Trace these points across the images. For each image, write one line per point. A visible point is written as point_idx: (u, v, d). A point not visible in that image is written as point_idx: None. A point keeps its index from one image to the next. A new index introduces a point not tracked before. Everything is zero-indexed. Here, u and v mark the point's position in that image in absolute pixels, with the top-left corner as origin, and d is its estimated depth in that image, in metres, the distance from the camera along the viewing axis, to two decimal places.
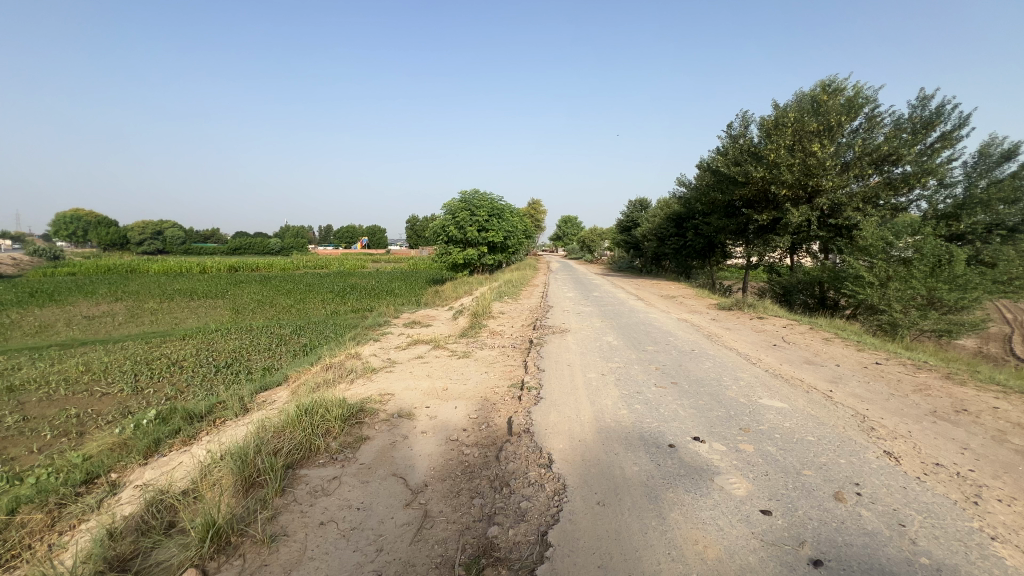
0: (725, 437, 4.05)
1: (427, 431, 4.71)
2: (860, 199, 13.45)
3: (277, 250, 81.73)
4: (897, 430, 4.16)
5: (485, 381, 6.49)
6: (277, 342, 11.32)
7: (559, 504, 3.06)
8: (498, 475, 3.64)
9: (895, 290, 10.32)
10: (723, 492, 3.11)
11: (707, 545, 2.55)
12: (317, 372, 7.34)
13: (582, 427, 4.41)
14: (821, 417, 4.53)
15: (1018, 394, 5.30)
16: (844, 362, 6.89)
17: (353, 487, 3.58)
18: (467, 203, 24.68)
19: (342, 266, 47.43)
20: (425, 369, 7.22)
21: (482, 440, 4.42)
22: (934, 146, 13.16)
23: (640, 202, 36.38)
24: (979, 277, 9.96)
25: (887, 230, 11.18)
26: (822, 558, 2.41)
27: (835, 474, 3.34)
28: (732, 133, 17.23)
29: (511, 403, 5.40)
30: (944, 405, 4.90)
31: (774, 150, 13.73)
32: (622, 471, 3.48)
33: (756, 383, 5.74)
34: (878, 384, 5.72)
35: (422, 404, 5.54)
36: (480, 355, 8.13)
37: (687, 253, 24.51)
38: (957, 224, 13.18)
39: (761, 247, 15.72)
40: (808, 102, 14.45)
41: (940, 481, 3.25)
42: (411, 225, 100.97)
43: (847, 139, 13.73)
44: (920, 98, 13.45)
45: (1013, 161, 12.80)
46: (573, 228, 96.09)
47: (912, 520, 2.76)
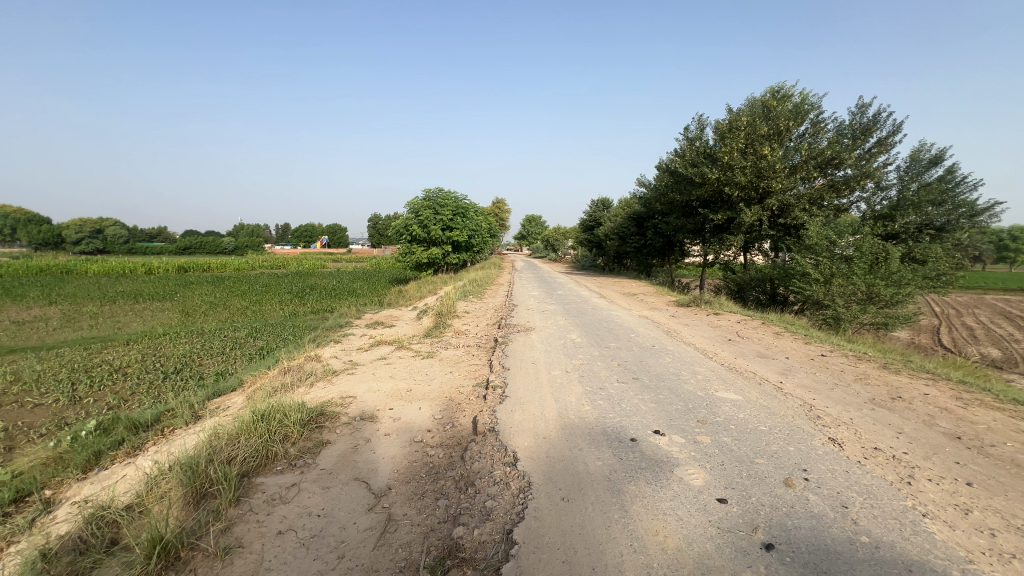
0: (684, 430, 4.19)
1: (390, 433, 4.64)
2: (807, 200, 14.19)
3: (231, 250, 78.12)
4: (840, 418, 4.43)
5: (450, 381, 6.45)
6: (232, 345, 10.82)
7: (523, 501, 3.08)
8: (463, 475, 3.63)
9: (838, 286, 10.95)
10: (682, 483, 3.22)
11: (668, 535, 2.63)
12: (275, 376, 7.08)
13: (546, 425, 4.45)
14: (773, 407, 4.76)
15: (946, 381, 5.76)
16: (793, 355, 7.27)
17: (313, 493, 3.47)
18: (431, 202, 24.35)
19: (300, 266, 45.84)
20: (388, 371, 7.09)
21: (447, 440, 4.38)
22: (872, 151, 14.08)
23: (602, 202, 37.23)
24: (911, 274, 10.74)
25: (830, 229, 11.85)
26: (774, 542, 2.53)
27: (785, 461, 3.51)
28: (689, 135, 17.79)
29: (476, 403, 5.39)
30: (881, 393, 5.26)
31: (728, 152, 14.30)
32: (586, 466, 3.53)
33: (713, 377, 5.97)
34: (823, 375, 6.08)
35: (385, 406, 5.44)
36: (445, 355, 8.07)
37: (648, 252, 25.17)
38: (892, 223, 14.11)
39: (716, 246, 16.32)
40: (759, 107, 15.13)
41: (879, 464, 3.47)
42: (373, 224, 98.93)
43: (794, 143, 14.47)
44: (859, 106, 14.36)
45: (940, 166, 13.85)
46: (537, 227, 96.79)
47: (853, 501, 2.95)
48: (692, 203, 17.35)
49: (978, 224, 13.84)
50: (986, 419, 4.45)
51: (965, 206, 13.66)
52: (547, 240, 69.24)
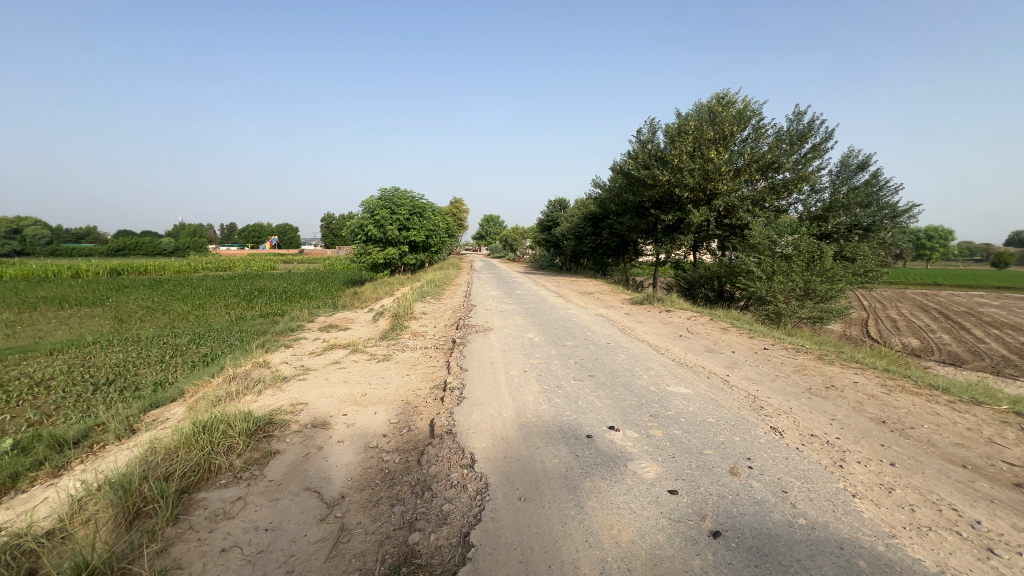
0: (637, 424, 4.31)
1: (344, 439, 4.49)
2: (750, 201, 14.95)
3: (170, 251, 73.18)
4: (781, 407, 4.70)
5: (406, 384, 6.33)
6: (172, 353, 10.14)
7: (481, 503, 3.06)
8: (420, 479, 3.56)
9: (779, 283, 11.61)
10: (635, 476, 3.31)
11: (622, 529, 2.68)
12: (219, 384, 6.70)
13: (504, 425, 4.45)
14: (720, 399, 4.98)
15: (872, 370, 6.23)
16: (738, 349, 7.65)
17: (260, 506, 3.31)
18: (387, 201, 23.81)
19: (246, 268, 43.67)
20: (342, 375, 6.87)
21: (404, 445, 4.30)
22: (807, 156, 15.03)
23: (559, 202, 37.74)
24: (842, 270, 11.55)
25: (772, 230, 12.53)
26: (720, 529, 2.64)
27: (731, 451, 3.68)
28: (641, 137, 18.33)
29: (434, 405, 5.33)
30: (817, 383, 5.62)
31: (677, 155, 14.85)
32: (543, 464, 3.56)
33: (664, 372, 6.18)
34: (765, 367, 6.42)
35: (338, 412, 5.27)
36: (401, 358, 7.91)
37: (604, 251, 25.78)
38: (826, 224, 15.11)
39: (668, 245, 16.91)
40: (705, 112, 15.80)
41: (815, 450, 3.70)
42: (326, 223, 95.67)
43: (738, 147, 15.19)
44: (796, 114, 15.29)
45: (866, 171, 14.98)
46: (495, 227, 96.82)
47: (792, 486, 3.13)
48: (645, 204, 17.88)
49: (899, 224, 15.07)
50: (906, 404, 4.85)
51: (888, 208, 14.84)
52: (506, 240, 69.38)
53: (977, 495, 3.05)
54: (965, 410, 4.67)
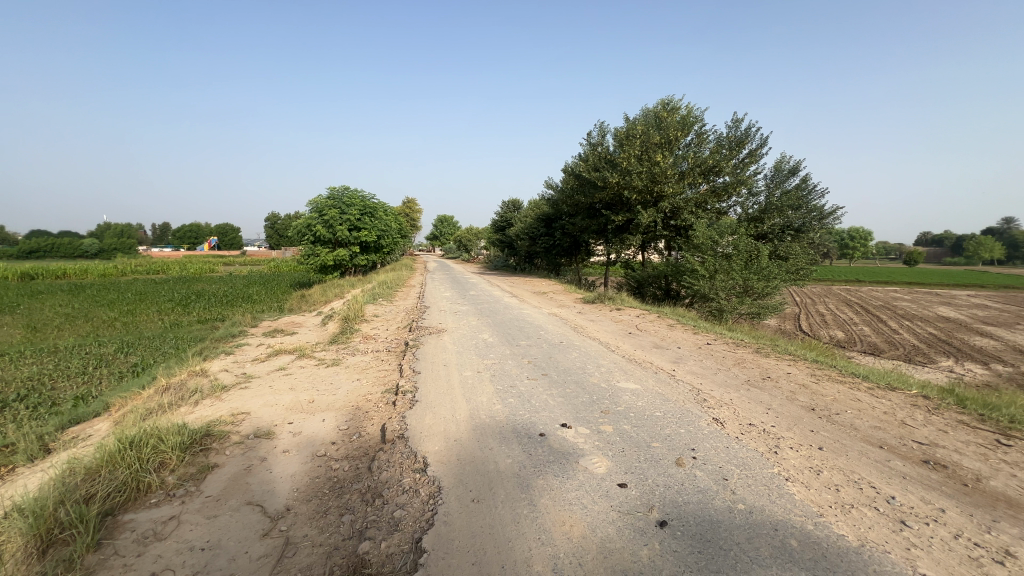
0: (589, 421, 4.40)
1: (289, 449, 4.29)
2: (694, 203, 15.65)
3: (94, 253, 67.30)
4: (722, 399, 4.95)
5: (356, 388, 6.14)
6: (96, 364, 9.31)
7: (433, 507, 3.02)
8: (370, 487, 3.47)
9: (721, 281, 12.24)
10: (587, 472, 3.37)
11: (574, 524, 2.73)
12: (150, 396, 6.23)
13: (457, 426, 4.42)
14: (666, 394, 5.18)
15: (803, 361, 6.70)
16: (683, 344, 8.00)
17: (196, 525, 3.10)
18: (336, 200, 23.00)
19: (182, 270, 40.86)
20: (288, 382, 6.57)
21: (353, 451, 4.17)
22: (745, 161, 15.92)
23: (513, 202, 37.97)
24: (777, 269, 12.34)
25: (713, 231, 13.09)
26: (667, 519, 2.75)
27: (677, 443, 3.83)
28: (591, 140, 18.74)
29: (385, 409, 5.21)
30: (755, 374, 5.98)
31: (626, 158, 15.32)
32: (496, 465, 3.56)
33: (615, 368, 6.35)
34: (708, 361, 6.75)
35: (283, 420, 5.04)
36: (351, 362, 7.67)
37: (557, 251, 26.22)
38: (762, 225, 16.06)
39: (618, 245, 17.41)
40: (652, 118, 16.39)
41: (752, 438, 3.92)
42: (271, 223, 91.26)
43: (683, 151, 15.85)
44: (734, 121, 16.15)
45: (797, 176, 16.05)
46: (450, 227, 96.15)
47: (732, 473, 3.30)
48: (596, 205, 18.31)
49: (826, 226, 16.29)
50: (832, 392, 5.24)
51: (816, 211, 16.01)
52: (460, 240, 69.04)
53: (892, 473, 3.35)
54: (882, 395, 5.11)
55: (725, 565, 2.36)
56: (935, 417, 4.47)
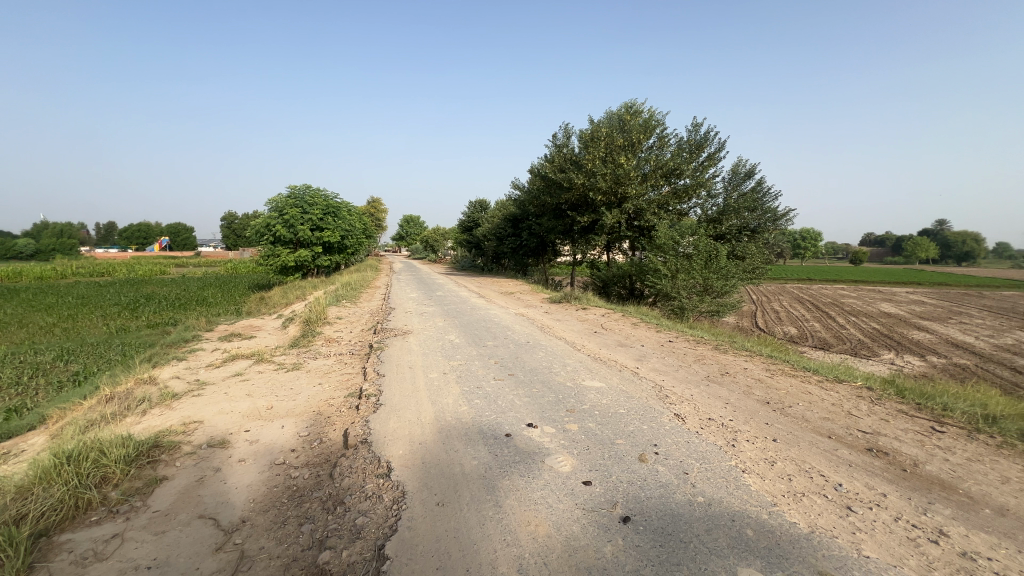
0: (555, 420, 4.42)
1: (246, 458, 4.12)
2: (657, 205, 16.05)
3: (30, 254, 62.51)
4: (683, 395, 5.09)
5: (318, 393, 5.96)
6: (31, 373, 8.63)
7: (397, 513, 2.95)
8: (332, 494, 3.36)
9: (682, 281, 12.61)
10: (552, 471, 3.40)
11: (539, 524, 2.73)
12: (92, 407, 5.83)
13: (422, 429, 4.35)
14: (630, 391, 5.27)
15: (759, 356, 6.97)
16: (647, 342, 8.18)
17: (142, 542, 2.92)
18: (297, 199, 22.29)
19: (129, 272, 38.56)
20: (245, 388, 6.29)
21: (314, 458, 4.04)
22: (704, 164, 16.45)
23: (480, 202, 37.88)
24: (734, 268, 12.84)
25: (674, 232, 13.41)
26: (630, 514, 2.80)
27: (640, 440, 3.91)
28: (557, 141, 18.90)
29: (348, 414, 5.08)
30: (714, 370, 6.18)
31: (590, 160, 15.56)
32: (462, 467, 3.52)
33: (580, 367, 6.42)
34: (670, 358, 6.93)
35: (239, 428, 4.83)
36: (313, 366, 7.44)
37: (524, 251, 26.34)
38: (720, 225, 16.64)
39: (584, 246, 17.68)
40: (616, 120, 16.70)
41: (712, 433, 4.04)
42: (226, 223, 87.38)
43: (646, 153, 16.23)
44: (694, 125, 16.65)
45: (753, 179, 16.72)
46: (416, 227, 95.22)
47: (692, 467, 3.40)
48: (562, 206, 18.46)
49: (779, 227, 17.05)
50: (786, 386, 5.47)
51: (770, 212, 16.73)
52: (426, 240, 68.25)
53: (840, 461, 3.52)
54: (830, 388, 5.39)
55: (685, 556, 2.42)
56: (878, 407, 4.75)
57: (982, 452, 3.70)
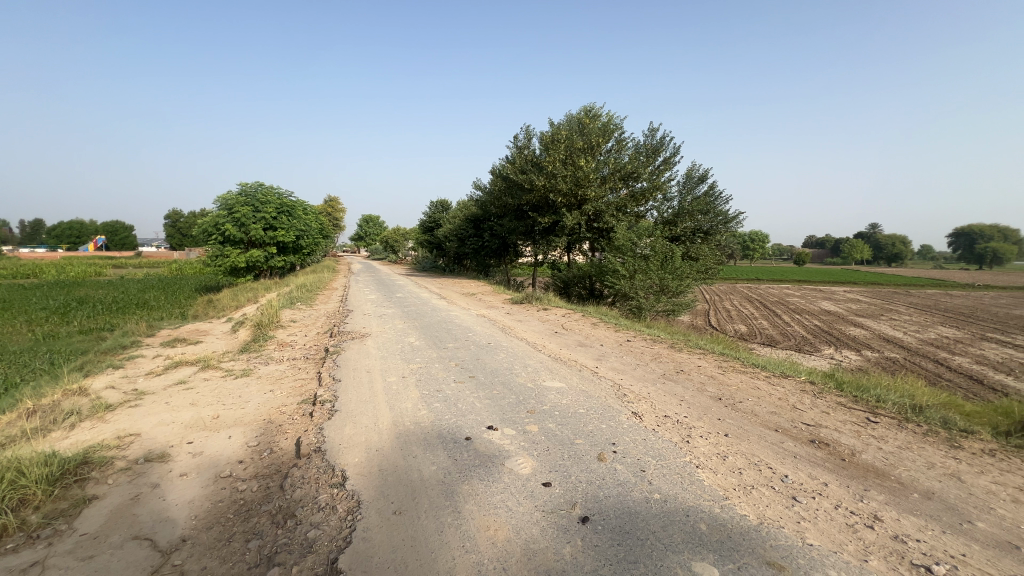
0: (515, 421, 4.41)
1: (188, 471, 3.86)
2: (616, 207, 16.42)
3: None
4: (641, 394, 5.20)
5: (269, 400, 5.69)
6: None
7: (352, 524, 2.85)
8: (282, 507, 3.20)
9: (640, 281, 12.90)
10: (512, 473, 3.37)
11: (498, 528, 2.71)
12: (12, 422, 5.31)
13: (379, 436, 4.23)
14: (590, 390, 5.34)
15: (712, 354, 7.23)
16: (606, 342, 8.33)
17: (66, 570, 2.67)
18: (248, 197, 21.29)
19: (59, 273, 35.57)
20: (189, 397, 5.92)
21: (263, 470, 3.84)
22: (660, 167, 16.98)
23: (441, 203, 37.54)
24: (688, 269, 13.31)
25: (632, 233, 13.71)
26: (589, 514, 2.81)
27: (599, 438, 3.96)
28: (518, 143, 19.00)
29: (301, 422, 4.87)
30: (670, 368, 6.36)
31: (551, 161, 15.73)
32: (420, 474, 3.44)
33: (541, 368, 6.45)
34: (628, 357, 7.08)
35: (181, 440, 4.53)
36: (264, 372, 7.11)
37: (485, 252, 26.28)
38: (675, 227, 17.22)
39: (545, 247, 17.84)
40: (576, 123, 16.97)
41: (668, 430, 4.14)
42: (171, 222, 82.28)
43: (605, 156, 16.56)
44: (650, 130, 17.16)
45: (706, 183, 17.41)
46: (376, 227, 93.45)
47: (649, 464, 3.47)
48: (523, 207, 18.54)
49: (730, 229, 17.83)
50: (736, 382, 5.71)
51: (721, 215, 17.49)
52: (386, 241, 66.99)
53: (786, 453, 3.70)
54: (777, 383, 5.66)
55: (643, 554, 2.45)
56: (819, 400, 5.03)
57: (910, 440, 3.98)
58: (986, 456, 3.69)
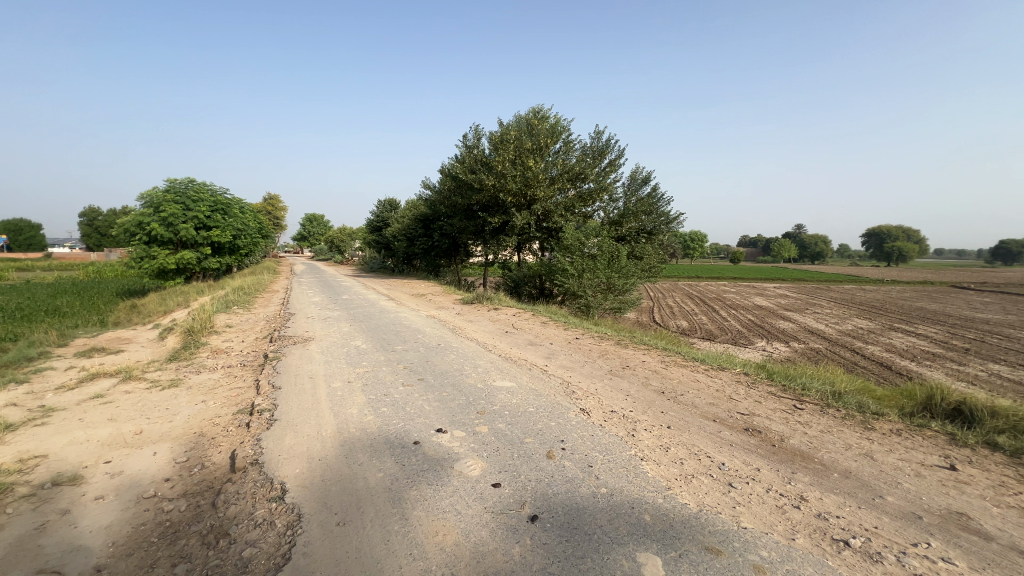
0: (464, 423, 4.37)
1: (106, 493, 3.53)
2: (565, 207, 16.71)
3: None
4: (589, 390, 5.30)
5: (201, 412, 5.32)
6: None
7: (291, 539, 2.70)
8: (214, 526, 2.98)
9: (588, 280, 13.18)
10: (461, 476, 3.34)
11: (447, 533, 2.66)
12: None
13: (322, 444, 4.06)
14: (539, 389, 5.38)
15: (655, 350, 7.50)
16: (555, 340, 8.44)
17: None
18: (178, 194, 19.78)
19: None
20: (107, 412, 5.41)
21: (194, 487, 3.57)
22: (606, 169, 17.47)
23: (389, 202, 36.69)
24: (633, 268, 13.78)
25: (580, 233, 13.98)
26: (538, 513, 2.83)
27: (548, 437, 3.99)
28: (467, 142, 18.91)
29: (236, 433, 4.58)
30: (617, 364, 6.54)
31: (501, 161, 15.77)
32: (366, 482, 3.33)
33: (492, 368, 6.43)
34: (577, 354, 7.22)
35: (98, 459, 4.13)
36: (195, 381, 6.63)
37: (435, 252, 25.91)
38: (621, 228, 17.76)
39: (495, 247, 17.84)
40: (524, 124, 17.14)
41: (615, 425, 4.26)
42: (86, 220, 75.01)
43: (553, 158, 16.81)
44: (597, 133, 17.63)
45: (649, 185, 18.09)
46: (320, 227, 90.02)
47: (596, 460, 3.54)
48: (473, 207, 18.45)
49: (671, 229, 18.64)
50: (677, 375, 5.96)
51: (663, 216, 18.26)
52: (331, 241, 64.54)
53: (723, 442, 3.89)
54: (714, 375, 5.96)
55: (590, 549, 2.50)
56: (752, 390, 5.36)
57: (831, 424, 4.32)
58: (895, 435, 4.07)
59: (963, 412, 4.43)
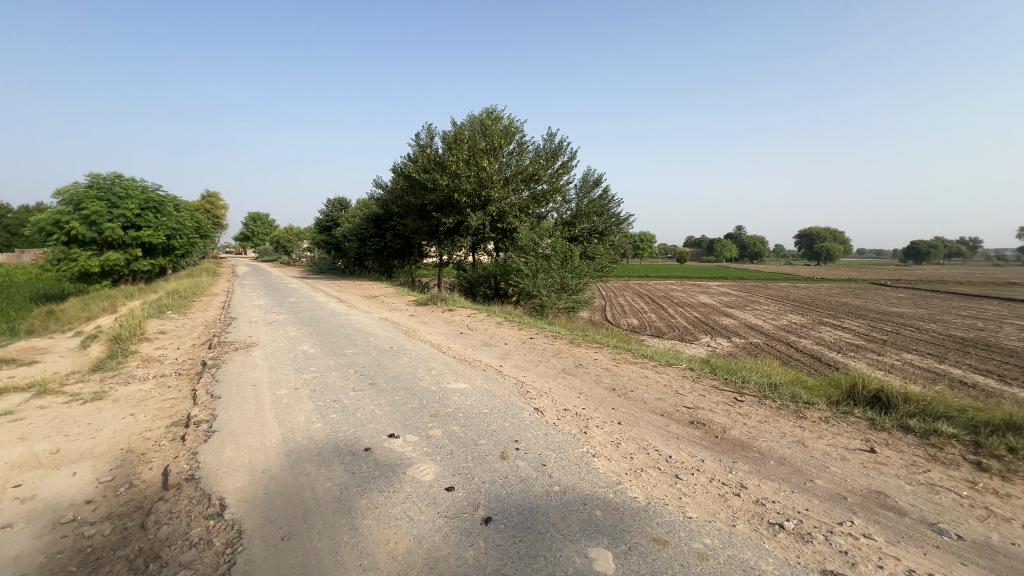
0: (417, 427, 4.29)
1: (16, 519, 3.20)
2: (519, 208, 16.82)
3: None
4: (543, 390, 5.35)
5: (129, 426, 4.93)
6: None
7: (231, 557, 2.56)
8: (144, 549, 2.77)
9: (542, 280, 13.34)
10: (414, 481, 3.27)
11: (398, 541, 2.60)
12: None
13: (265, 455, 3.85)
14: (493, 390, 5.38)
15: (607, 347, 7.69)
16: (510, 340, 8.48)
17: None
18: (102, 192, 18.26)
19: None
20: (17, 430, 4.89)
21: (120, 508, 3.30)
22: (559, 170, 17.74)
23: (340, 202, 35.55)
24: (586, 267, 14.08)
25: (534, 233, 14.11)
26: (491, 514, 2.83)
27: (502, 437, 4.00)
28: (420, 141, 18.63)
29: (170, 447, 4.27)
30: (570, 363, 6.65)
31: (454, 161, 15.65)
32: (313, 492, 3.20)
33: (445, 370, 6.36)
34: (531, 354, 7.28)
35: (5, 483, 3.73)
36: (123, 393, 6.13)
37: (388, 252, 25.33)
38: (574, 228, 18.11)
39: (449, 247, 17.69)
40: (478, 124, 17.12)
41: (568, 423, 4.32)
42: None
43: (507, 159, 16.88)
44: (549, 135, 17.88)
45: (600, 187, 18.55)
46: (264, 227, 85.88)
47: (550, 458, 3.58)
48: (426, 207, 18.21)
49: (622, 230, 19.19)
50: (628, 372, 6.14)
51: (614, 217, 18.77)
52: (277, 241, 61.73)
53: (670, 436, 4.05)
54: (662, 371, 6.19)
55: (543, 548, 2.52)
56: (696, 384, 5.60)
57: (768, 414, 4.59)
58: (823, 422, 4.38)
59: (882, 399, 4.83)
